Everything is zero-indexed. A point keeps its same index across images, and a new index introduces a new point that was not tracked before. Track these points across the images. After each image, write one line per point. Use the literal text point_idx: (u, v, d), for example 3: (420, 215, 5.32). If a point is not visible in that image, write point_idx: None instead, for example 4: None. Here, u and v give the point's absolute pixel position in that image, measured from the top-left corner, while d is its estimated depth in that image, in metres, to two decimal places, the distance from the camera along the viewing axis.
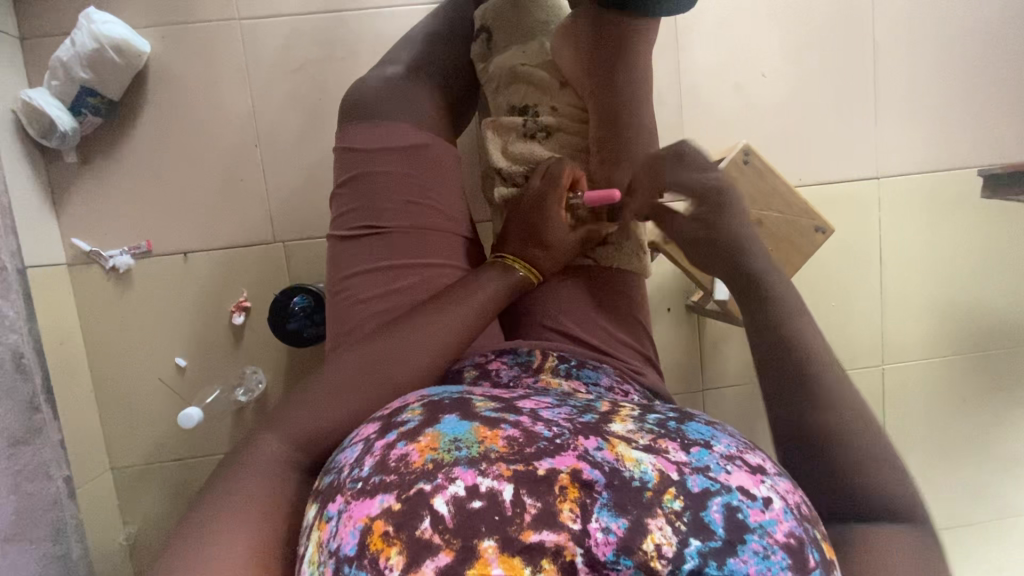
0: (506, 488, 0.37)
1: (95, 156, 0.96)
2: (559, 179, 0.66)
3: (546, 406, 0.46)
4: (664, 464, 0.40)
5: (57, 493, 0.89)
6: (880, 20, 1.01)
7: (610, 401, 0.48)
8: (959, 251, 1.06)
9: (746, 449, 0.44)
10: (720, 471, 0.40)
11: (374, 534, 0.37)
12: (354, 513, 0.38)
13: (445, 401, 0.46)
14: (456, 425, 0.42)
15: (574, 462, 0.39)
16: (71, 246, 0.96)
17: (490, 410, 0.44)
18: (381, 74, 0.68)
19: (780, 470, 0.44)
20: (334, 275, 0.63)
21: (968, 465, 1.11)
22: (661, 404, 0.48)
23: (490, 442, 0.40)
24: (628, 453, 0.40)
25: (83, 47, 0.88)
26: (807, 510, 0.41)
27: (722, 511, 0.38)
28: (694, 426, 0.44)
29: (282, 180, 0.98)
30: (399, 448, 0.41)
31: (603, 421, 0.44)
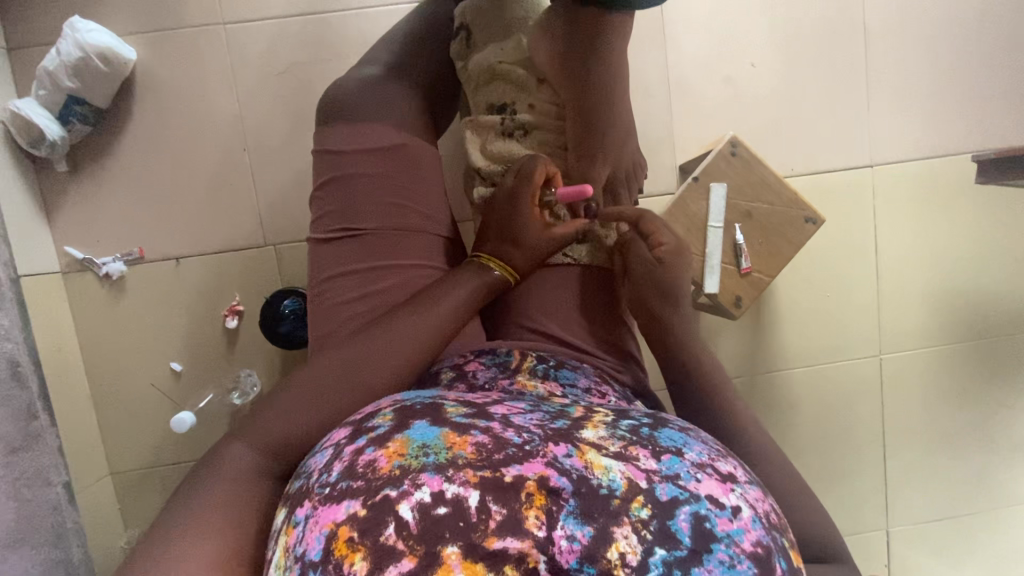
0: (472, 494, 0.38)
1: (86, 164, 0.96)
2: (533, 176, 0.65)
3: (518, 411, 0.46)
4: (633, 472, 0.40)
5: (56, 499, 0.91)
6: (870, 6, 1.00)
7: (585, 406, 0.48)
8: (955, 239, 1.04)
9: (718, 456, 0.43)
10: (690, 479, 0.40)
11: (339, 540, 0.37)
12: (321, 518, 0.39)
13: (417, 406, 0.46)
14: (426, 431, 0.42)
15: (543, 469, 0.40)
16: (64, 254, 0.97)
17: (461, 415, 0.44)
18: (360, 76, 0.68)
19: (751, 477, 0.43)
20: (314, 277, 0.64)
21: (967, 455, 1.10)
22: (636, 409, 0.48)
23: (459, 449, 0.41)
24: (597, 460, 0.41)
25: (69, 56, 0.89)
26: (777, 518, 0.41)
27: (689, 521, 0.38)
28: (667, 433, 0.44)
29: (271, 183, 0.98)
30: (367, 454, 0.41)
31: (574, 427, 0.44)
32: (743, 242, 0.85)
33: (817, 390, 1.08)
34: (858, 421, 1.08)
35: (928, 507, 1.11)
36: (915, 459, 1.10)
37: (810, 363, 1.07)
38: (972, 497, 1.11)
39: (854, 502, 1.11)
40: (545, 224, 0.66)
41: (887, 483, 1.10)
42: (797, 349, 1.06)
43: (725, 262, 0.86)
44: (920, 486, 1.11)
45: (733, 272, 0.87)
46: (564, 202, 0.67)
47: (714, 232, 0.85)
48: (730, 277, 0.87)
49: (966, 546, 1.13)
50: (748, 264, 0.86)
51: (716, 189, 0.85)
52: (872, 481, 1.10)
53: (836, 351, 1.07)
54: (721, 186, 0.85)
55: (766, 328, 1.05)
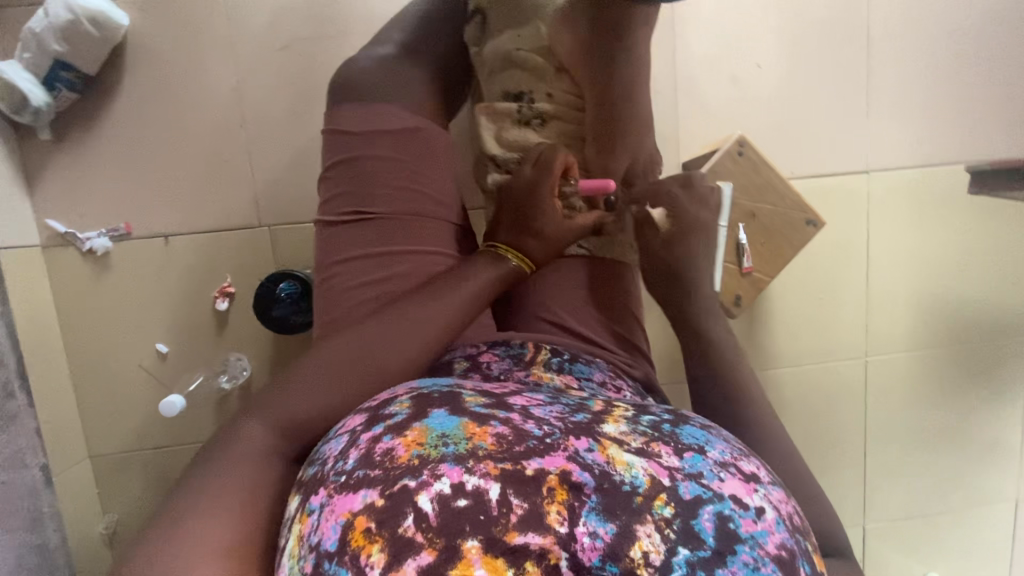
0: (492, 487, 0.37)
1: (71, 134, 0.92)
2: (552, 165, 0.63)
3: (537, 403, 0.45)
4: (656, 469, 0.40)
5: (33, 482, 0.87)
6: (876, 14, 1.01)
7: (604, 400, 0.47)
8: (942, 247, 1.07)
9: (741, 456, 0.43)
10: (713, 478, 0.40)
11: (356, 530, 0.36)
12: (336, 507, 0.38)
13: (435, 395, 0.45)
14: (445, 420, 0.41)
15: (564, 463, 0.39)
16: (45, 227, 0.93)
17: (480, 406, 0.43)
18: (374, 55, 0.66)
19: (774, 478, 0.44)
20: (323, 260, 0.62)
21: (945, 455, 1.14)
22: (655, 405, 0.48)
23: (479, 439, 0.40)
24: (619, 455, 0.40)
25: (57, 18, 0.84)
26: (799, 522, 0.42)
27: (712, 521, 0.38)
28: (689, 430, 0.44)
29: (267, 164, 0.95)
30: (385, 442, 0.40)
31: (595, 421, 0.43)
32: (745, 241, 0.86)
33: (805, 390, 1.10)
34: (843, 421, 1.11)
35: (905, 505, 1.15)
36: (894, 458, 1.13)
37: (799, 363, 1.09)
38: (946, 496, 1.16)
39: (834, 499, 1.14)
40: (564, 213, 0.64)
41: (866, 481, 1.14)
42: (788, 349, 1.08)
43: (728, 262, 0.87)
44: (899, 485, 1.14)
45: (735, 271, 0.88)
46: (585, 193, 0.66)
47: (721, 231, 0.83)
48: (731, 276, 0.88)
49: (937, 543, 1.17)
50: (750, 263, 0.88)
51: (724, 187, 0.83)
52: (853, 479, 1.13)
53: (826, 352, 1.09)
54: (729, 185, 0.83)
55: (760, 327, 1.07)
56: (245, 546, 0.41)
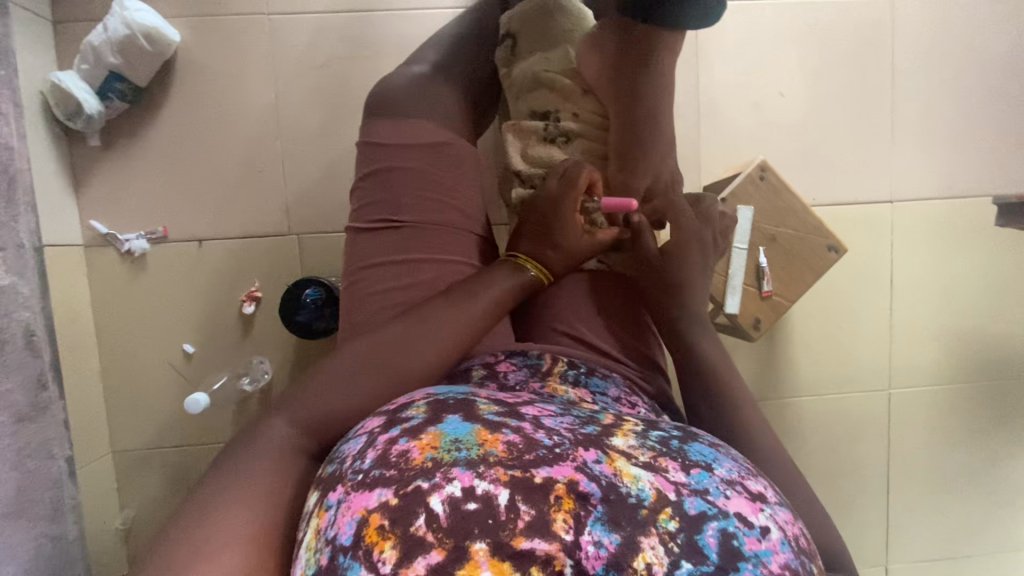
0: (502, 493, 0.36)
1: (118, 140, 0.97)
2: (577, 181, 0.66)
3: (549, 414, 0.44)
4: (662, 483, 0.38)
5: (58, 472, 0.90)
6: (899, 48, 1.02)
7: (615, 413, 0.46)
8: (969, 279, 1.06)
9: (748, 475, 0.41)
10: (718, 495, 0.38)
11: (369, 526, 0.35)
12: (352, 503, 0.37)
13: (450, 401, 0.44)
14: (458, 426, 0.40)
15: (572, 473, 0.38)
16: (88, 228, 0.98)
17: (493, 414, 0.42)
18: (409, 73, 0.69)
19: (782, 499, 0.41)
20: (351, 265, 0.63)
21: (971, 495, 1.10)
22: (665, 421, 0.46)
23: (490, 446, 0.38)
24: (627, 468, 0.39)
25: (115, 33, 0.90)
26: (806, 544, 0.39)
27: (717, 537, 0.36)
28: (697, 447, 0.42)
29: (300, 175, 0.99)
30: (400, 444, 0.39)
31: (604, 434, 0.42)
32: (765, 264, 0.86)
33: (825, 420, 1.08)
34: (864, 454, 1.08)
35: (929, 547, 1.11)
36: (917, 496, 1.10)
37: (818, 392, 1.07)
38: (973, 539, 1.11)
39: (855, 536, 1.10)
40: (585, 229, 0.66)
41: (888, 519, 1.10)
42: (807, 377, 1.07)
43: (747, 284, 0.87)
44: (923, 524, 1.10)
45: (754, 294, 0.87)
46: (606, 210, 0.69)
47: (739, 253, 0.85)
48: (750, 299, 0.88)
49: None
50: (770, 287, 0.87)
51: (743, 211, 0.85)
52: (874, 516, 1.10)
53: (846, 382, 1.07)
54: (748, 209, 0.85)
55: (779, 354, 1.05)
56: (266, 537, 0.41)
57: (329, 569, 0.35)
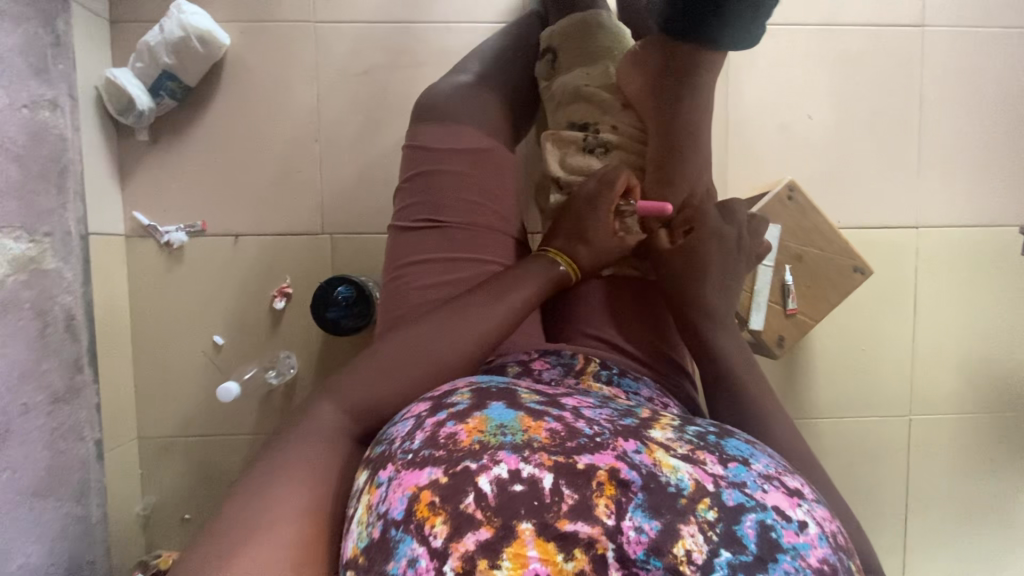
0: (547, 476, 0.37)
1: (164, 136, 1.01)
2: (614, 183, 0.66)
3: (588, 405, 0.45)
4: (701, 474, 0.39)
5: (85, 455, 0.92)
6: (928, 77, 1.04)
7: (651, 408, 0.47)
8: (993, 308, 1.06)
9: (785, 472, 0.42)
10: (756, 488, 0.38)
11: (421, 503, 0.37)
12: (403, 480, 0.38)
13: (493, 389, 0.45)
14: (503, 412, 0.41)
15: (613, 461, 0.39)
16: (131, 219, 1.01)
17: (535, 402, 0.44)
18: (454, 81, 0.72)
19: (818, 497, 0.42)
20: (392, 261, 0.66)
21: (992, 527, 1.08)
22: (701, 417, 0.47)
23: (534, 432, 0.40)
24: (666, 459, 0.40)
25: (171, 35, 0.94)
26: (844, 541, 0.39)
27: (755, 528, 0.36)
28: (734, 443, 0.43)
29: (336, 176, 1.02)
30: (449, 427, 0.40)
31: (643, 426, 0.43)
32: (791, 282, 0.87)
33: (844, 443, 1.07)
34: (883, 479, 1.08)
35: None
36: (936, 526, 1.08)
37: (839, 414, 1.07)
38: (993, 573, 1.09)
39: None
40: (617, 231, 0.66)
41: (905, 547, 1.08)
42: (828, 398, 1.06)
43: (772, 301, 0.88)
44: (941, 554, 1.09)
45: (779, 311, 0.88)
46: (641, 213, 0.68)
47: (765, 270, 0.86)
48: (775, 315, 0.88)
49: None
50: (795, 305, 0.88)
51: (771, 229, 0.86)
52: (892, 543, 1.09)
53: (867, 405, 1.07)
54: (775, 227, 0.86)
55: (800, 373, 1.06)
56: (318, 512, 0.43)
57: (382, 541, 0.37)
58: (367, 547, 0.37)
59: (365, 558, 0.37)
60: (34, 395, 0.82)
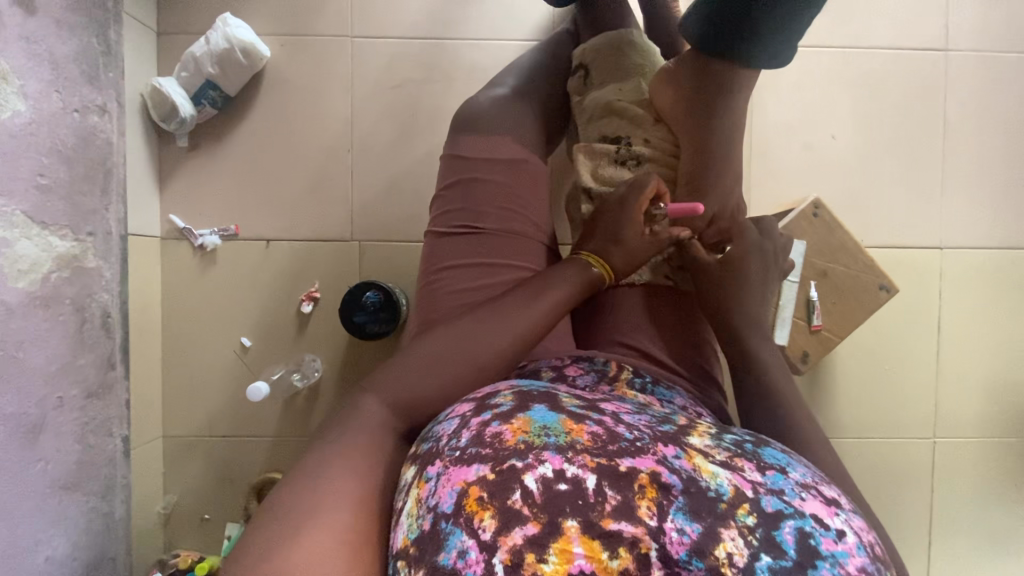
0: (590, 477, 0.37)
1: (203, 143, 1.05)
2: (645, 187, 0.66)
3: (626, 411, 0.45)
4: (740, 480, 0.38)
5: (113, 451, 0.93)
6: (951, 101, 1.05)
7: (688, 416, 0.46)
8: (1019, 331, 1.05)
9: (822, 482, 0.40)
10: (794, 496, 0.37)
11: (470, 497, 0.37)
12: (452, 476, 0.38)
13: (534, 392, 0.45)
14: (546, 414, 0.41)
15: (654, 465, 0.38)
16: (167, 221, 1.05)
17: (576, 406, 0.43)
18: (491, 94, 0.74)
19: (855, 508, 0.40)
20: (429, 266, 0.67)
21: (1019, 556, 1.06)
22: (736, 426, 0.46)
23: (576, 434, 0.39)
24: (705, 464, 0.39)
25: (215, 46, 0.98)
26: (882, 553, 0.37)
27: (794, 535, 0.35)
28: (771, 451, 0.42)
29: (367, 185, 1.05)
30: (494, 426, 0.40)
31: (681, 432, 0.42)
32: (816, 299, 0.88)
33: (867, 464, 1.06)
34: (907, 503, 1.06)
35: None
36: (961, 554, 1.06)
37: (862, 434, 1.06)
38: None
39: None
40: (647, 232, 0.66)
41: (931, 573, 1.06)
42: (851, 418, 1.06)
43: (796, 317, 0.88)
44: None
45: (803, 327, 0.88)
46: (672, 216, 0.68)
47: (790, 286, 0.86)
48: (799, 331, 0.89)
49: None
50: (820, 321, 0.88)
51: (796, 246, 0.86)
52: (916, 569, 1.06)
53: (890, 426, 1.06)
54: (802, 243, 0.86)
55: (822, 391, 1.05)
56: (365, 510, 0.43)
57: (432, 533, 0.37)
58: (417, 538, 0.38)
59: (417, 549, 0.37)
60: (69, 389, 0.84)
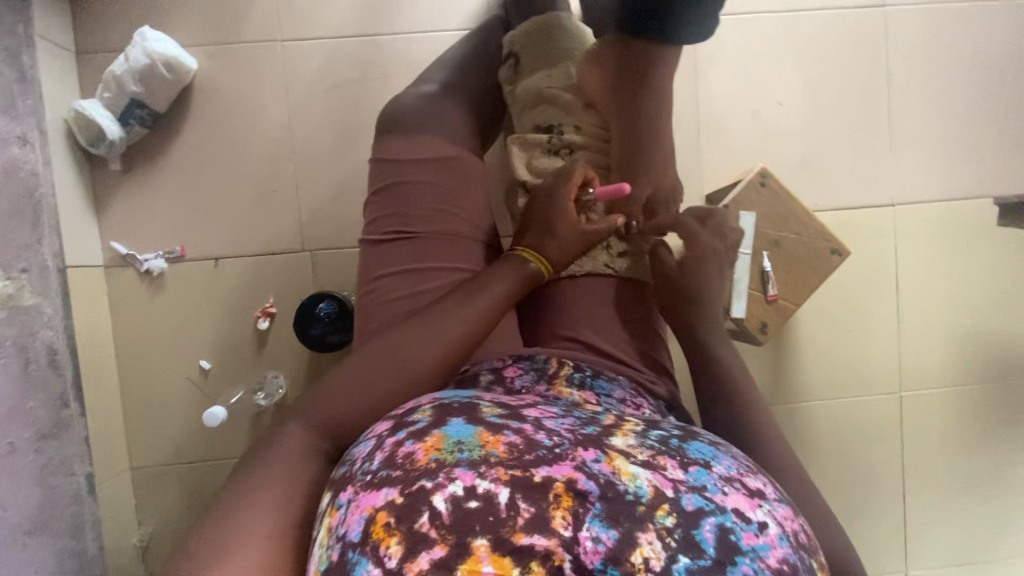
0: (502, 491, 0.37)
1: (138, 164, 1.01)
2: (572, 175, 0.67)
3: (551, 415, 0.44)
4: (661, 480, 0.39)
5: (77, 489, 0.92)
6: (894, 55, 1.05)
7: (615, 414, 0.46)
8: (975, 279, 1.07)
9: (747, 472, 0.42)
10: (716, 492, 0.39)
11: (376, 524, 0.36)
12: (361, 502, 0.38)
13: (455, 405, 0.44)
14: (461, 428, 0.41)
15: (571, 472, 0.38)
16: (109, 249, 1.01)
17: (495, 416, 0.43)
18: (418, 92, 0.72)
19: (781, 495, 0.42)
20: (365, 275, 0.65)
21: (987, 499, 1.09)
22: (665, 420, 0.46)
23: (491, 447, 0.39)
24: (625, 466, 0.39)
25: (136, 62, 0.94)
26: (805, 539, 0.40)
27: (714, 532, 0.37)
28: (696, 445, 0.43)
29: (313, 193, 1.02)
30: (406, 447, 0.40)
31: (604, 434, 0.42)
32: (770, 269, 0.88)
33: (837, 424, 1.07)
34: (878, 458, 1.08)
35: (948, 553, 1.09)
36: (932, 503, 1.09)
37: (830, 396, 1.07)
38: (994, 544, 1.09)
39: (873, 542, 1.09)
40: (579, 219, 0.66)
41: (906, 524, 1.09)
42: (818, 381, 1.07)
43: (752, 289, 0.88)
44: (940, 529, 1.09)
45: (760, 298, 0.89)
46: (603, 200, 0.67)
47: (743, 258, 0.87)
48: (756, 303, 0.89)
49: None
50: (775, 291, 0.88)
51: (746, 217, 0.87)
52: (891, 521, 1.09)
53: (857, 385, 1.07)
54: (751, 214, 0.87)
55: (788, 358, 1.06)
56: (282, 538, 0.42)
57: (339, 565, 0.36)
58: (326, 569, 0.37)
59: None
60: (20, 433, 0.83)
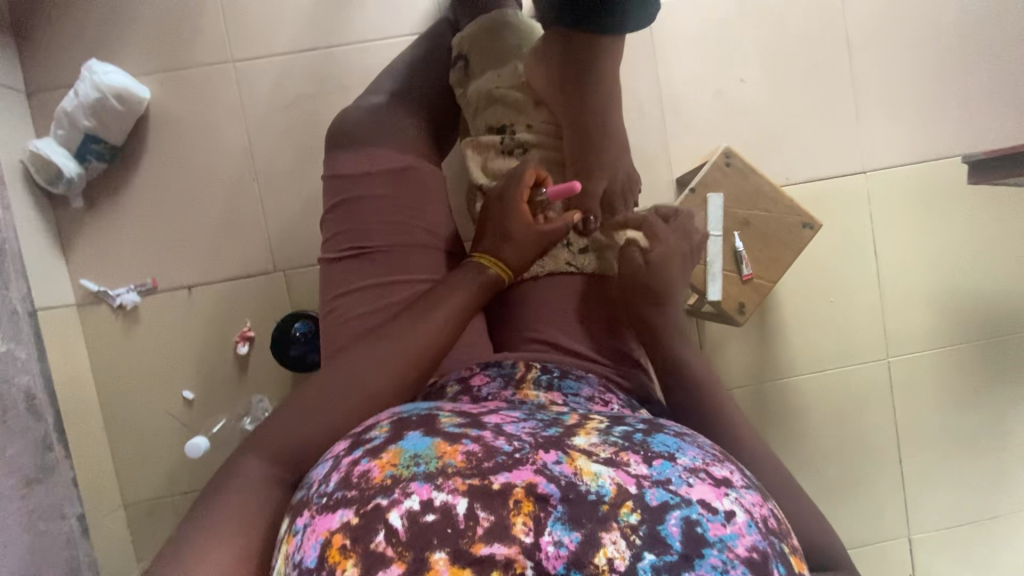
0: (461, 502, 0.36)
1: (101, 199, 1.00)
2: (523, 177, 0.66)
3: (512, 420, 0.44)
4: (623, 477, 0.38)
5: (70, 532, 0.91)
6: (853, 20, 1.04)
7: (579, 413, 0.46)
8: (952, 238, 1.06)
9: (713, 461, 0.42)
10: (681, 484, 0.38)
11: (333, 547, 0.36)
12: (317, 526, 0.38)
13: (412, 418, 0.44)
14: (418, 441, 0.40)
15: (531, 476, 0.38)
16: (80, 287, 1.00)
17: (454, 425, 0.42)
18: (367, 103, 0.71)
19: (750, 482, 0.41)
20: (326, 295, 0.65)
21: (982, 456, 1.09)
22: (630, 416, 0.46)
23: (449, 457, 0.39)
24: (587, 466, 0.39)
25: (86, 97, 0.93)
26: (776, 524, 0.39)
27: (679, 525, 0.36)
28: (661, 438, 0.42)
29: (279, 212, 1.01)
30: (362, 465, 0.40)
31: (566, 434, 0.42)
32: (743, 248, 0.87)
33: (827, 396, 1.07)
34: (869, 426, 1.08)
35: (948, 513, 1.10)
36: (930, 465, 1.09)
37: (817, 369, 1.07)
38: (992, 501, 1.10)
39: (872, 510, 1.09)
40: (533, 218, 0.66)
41: (903, 489, 1.09)
42: (804, 354, 1.07)
43: (727, 270, 0.88)
44: (938, 491, 1.09)
45: (735, 278, 0.88)
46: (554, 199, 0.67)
47: (714, 240, 0.86)
48: (732, 284, 0.88)
49: (988, 551, 1.11)
50: (750, 270, 0.88)
51: (714, 200, 0.86)
52: (889, 487, 1.09)
53: (843, 355, 1.07)
54: (718, 196, 0.86)
55: (771, 334, 1.06)
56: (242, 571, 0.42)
57: None
58: None
59: None
60: (5, 481, 0.81)
